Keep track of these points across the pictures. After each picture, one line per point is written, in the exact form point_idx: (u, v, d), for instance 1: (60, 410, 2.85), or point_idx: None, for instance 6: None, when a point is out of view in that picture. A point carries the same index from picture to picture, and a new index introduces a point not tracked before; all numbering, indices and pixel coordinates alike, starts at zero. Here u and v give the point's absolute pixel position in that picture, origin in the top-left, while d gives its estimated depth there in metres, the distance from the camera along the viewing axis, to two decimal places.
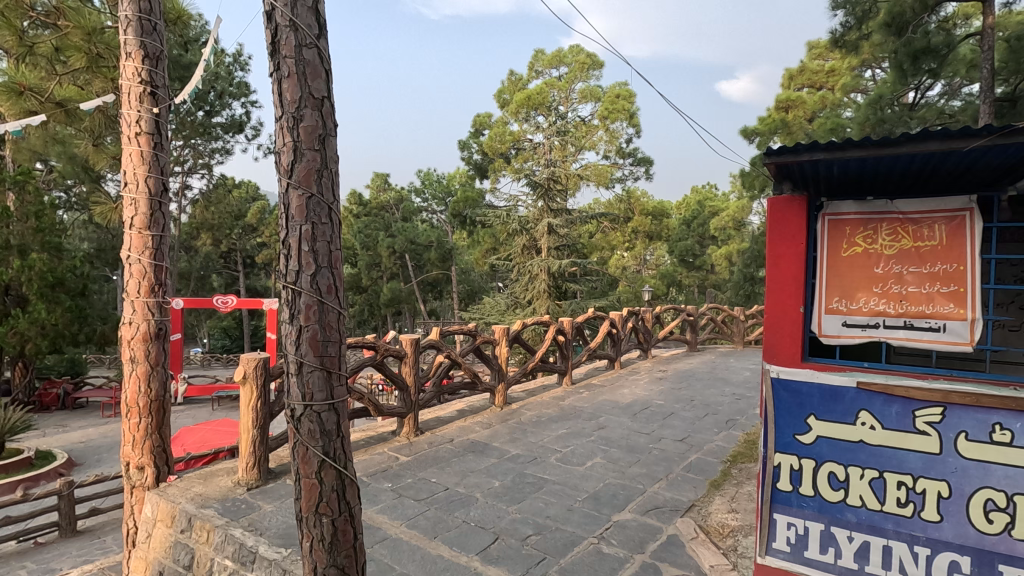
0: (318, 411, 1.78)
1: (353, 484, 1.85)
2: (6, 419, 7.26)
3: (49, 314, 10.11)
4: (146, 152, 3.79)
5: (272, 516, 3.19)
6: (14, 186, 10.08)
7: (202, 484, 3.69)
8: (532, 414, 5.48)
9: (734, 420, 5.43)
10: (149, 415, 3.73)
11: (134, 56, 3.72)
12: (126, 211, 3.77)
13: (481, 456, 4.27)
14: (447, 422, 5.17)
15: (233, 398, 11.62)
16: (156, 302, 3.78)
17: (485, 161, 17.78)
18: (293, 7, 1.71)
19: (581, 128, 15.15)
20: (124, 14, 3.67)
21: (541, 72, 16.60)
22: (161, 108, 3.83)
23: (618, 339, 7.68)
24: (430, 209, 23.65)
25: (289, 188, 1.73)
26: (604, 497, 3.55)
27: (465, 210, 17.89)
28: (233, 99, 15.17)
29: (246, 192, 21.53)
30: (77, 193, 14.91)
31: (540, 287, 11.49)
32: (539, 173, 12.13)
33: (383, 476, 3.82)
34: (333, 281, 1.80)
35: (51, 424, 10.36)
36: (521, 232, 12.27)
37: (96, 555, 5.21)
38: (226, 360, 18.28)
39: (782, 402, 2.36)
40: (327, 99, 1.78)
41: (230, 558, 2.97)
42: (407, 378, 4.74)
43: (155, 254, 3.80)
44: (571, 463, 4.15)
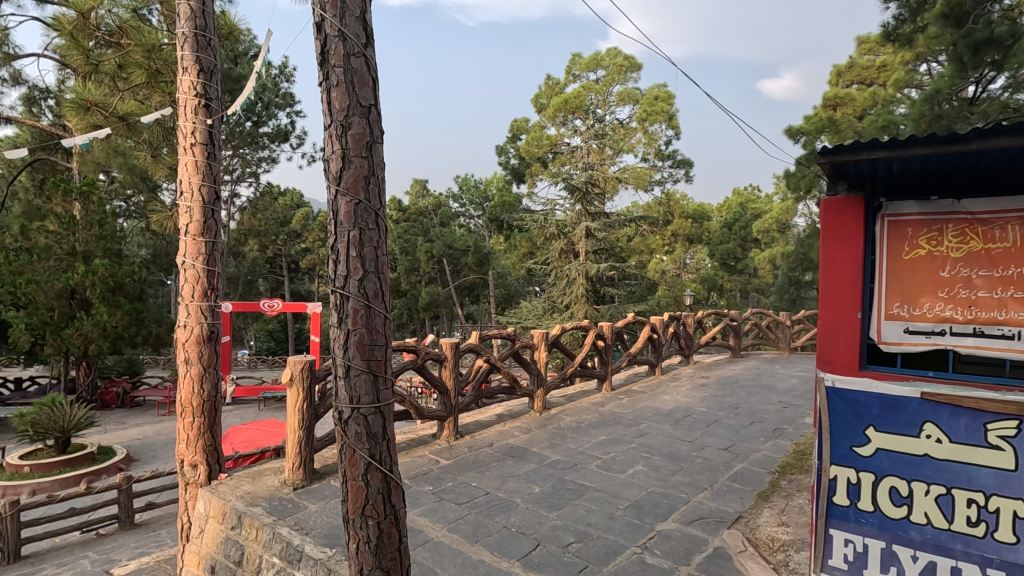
0: (365, 414, 1.80)
1: (399, 487, 1.86)
2: (71, 416, 7.73)
3: (110, 316, 10.69)
4: (200, 161, 3.95)
5: (317, 516, 3.26)
6: (79, 196, 10.65)
7: (251, 483, 3.80)
8: (571, 419, 5.44)
9: (782, 429, 5.23)
10: (202, 415, 3.88)
11: (190, 71, 3.90)
12: (182, 219, 3.94)
13: (521, 461, 4.25)
14: (486, 426, 5.18)
15: (278, 399, 11.98)
16: (208, 306, 3.94)
17: (522, 165, 17.86)
18: (342, 18, 1.75)
19: (619, 131, 15.00)
20: (181, 31, 3.85)
21: (579, 76, 16.61)
22: (213, 119, 3.99)
23: (658, 344, 7.53)
24: (467, 214, 23.90)
25: (338, 194, 1.77)
26: (646, 505, 3.48)
27: (502, 215, 17.94)
28: (279, 109, 15.75)
29: (291, 200, 22.24)
30: (136, 202, 15.74)
31: (578, 292, 11.40)
32: (576, 177, 12.09)
33: (424, 480, 3.85)
34: (380, 286, 1.83)
35: (112, 421, 10.93)
36: (559, 235, 12.23)
37: (151, 549, 5.44)
38: (271, 362, 18.87)
39: (837, 412, 2.26)
40: (374, 106, 1.80)
41: (278, 556, 3.03)
42: (447, 382, 4.76)
43: (208, 260, 3.95)
44: (611, 470, 4.08)
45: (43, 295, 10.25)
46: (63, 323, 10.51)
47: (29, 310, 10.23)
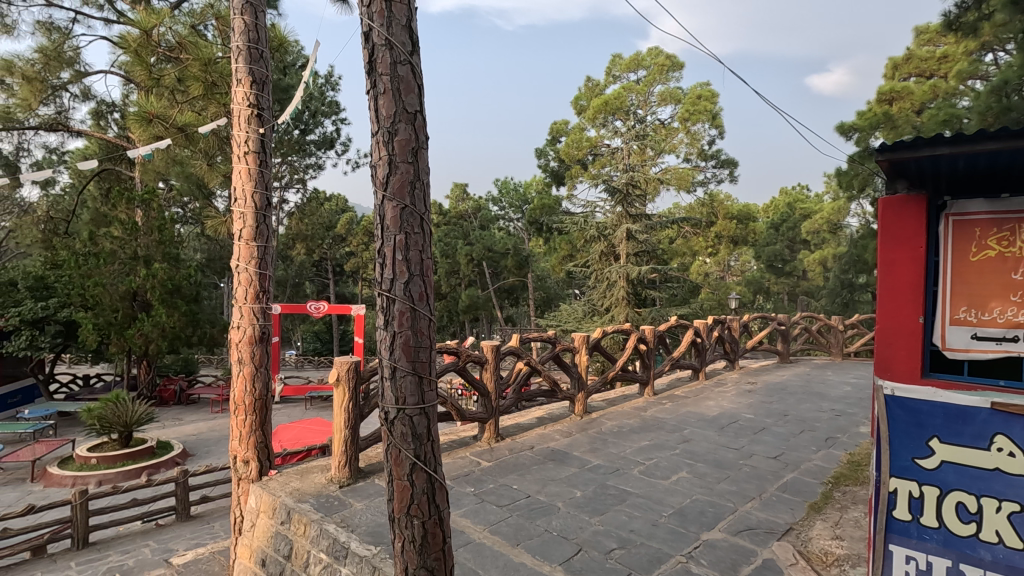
0: (411, 415, 1.83)
1: (443, 488, 1.88)
2: (133, 411, 8.17)
3: (168, 317, 11.28)
4: (252, 169, 4.11)
5: (362, 514, 3.33)
6: (141, 203, 11.27)
7: (299, 480, 3.91)
8: (613, 424, 5.37)
9: (834, 438, 5.02)
10: (254, 413, 4.03)
11: (244, 82, 4.07)
12: (236, 224, 4.11)
13: (562, 465, 4.23)
14: (527, 429, 5.18)
15: (323, 399, 12.32)
16: (260, 307, 4.09)
17: (562, 168, 17.81)
18: (389, 27, 1.79)
19: (661, 131, 14.78)
20: (236, 45, 4.03)
21: (619, 77, 16.47)
22: (265, 128, 4.15)
23: (703, 349, 7.35)
24: (507, 217, 24.04)
25: (385, 199, 1.81)
26: (691, 513, 3.40)
27: (541, 217, 17.89)
28: (325, 117, 16.24)
29: (336, 204, 22.87)
30: (192, 208, 16.50)
31: (618, 294, 11.28)
32: (617, 178, 11.97)
33: (466, 481, 3.88)
34: (424, 289, 1.86)
35: (170, 417, 11.49)
36: (600, 238, 12.14)
37: (206, 540, 5.69)
38: (316, 362, 19.43)
39: (897, 422, 2.15)
40: (419, 113, 1.84)
41: (325, 552, 3.11)
42: (488, 384, 4.79)
43: (260, 263, 4.11)
44: (654, 476, 4.01)
45: (109, 296, 10.88)
46: (126, 323, 11.12)
47: (96, 311, 10.88)
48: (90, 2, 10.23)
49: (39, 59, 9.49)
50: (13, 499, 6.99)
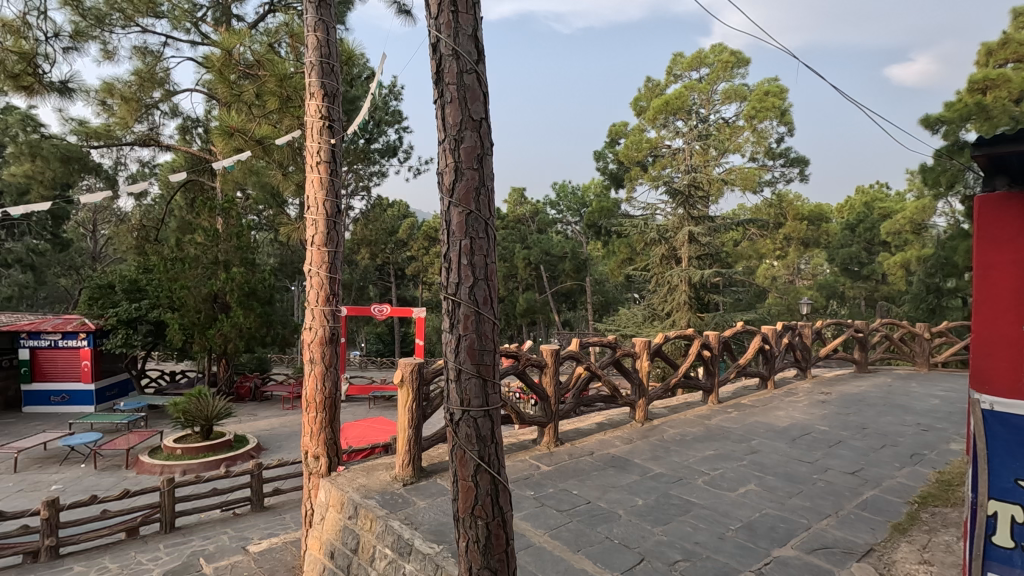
0: (475, 417, 1.86)
1: (506, 490, 1.90)
2: (213, 407, 8.75)
3: (245, 318, 12.00)
4: (324, 178, 4.32)
5: (425, 512, 3.41)
6: (222, 212, 12.09)
7: (366, 477, 4.05)
8: (675, 432, 5.23)
9: (921, 455, 4.66)
10: (324, 410, 4.24)
11: (316, 95, 4.28)
12: (309, 231, 4.33)
13: (623, 472, 4.16)
14: (587, 434, 5.13)
15: (386, 399, 12.71)
16: (331, 310, 4.28)
17: (621, 170, 17.61)
18: (456, 37, 1.83)
19: (724, 130, 14.27)
20: (310, 61, 4.24)
21: (680, 76, 16.10)
22: (335, 138, 4.34)
23: (771, 356, 7.02)
24: (564, 220, 24.03)
25: (451, 205, 1.86)
26: (760, 528, 3.26)
27: (600, 220, 17.73)
28: (388, 126, 16.81)
29: (398, 210, 23.61)
30: (267, 216, 17.52)
31: (680, 299, 10.99)
32: (678, 180, 11.71)
33: (526, 484, 3.90)
34: (489, 293, 1.88)
35: (246, 413, 12.20)
36: (660, 241, 11.90)
37: (278, 530, 6.00)
38: (379, 363, 20.06)
39: (997, 439, 2.02)
40: (484, 120, 1.87)
41: (390, 548, 3.20)
42: (548, 388, 4.78)
43: (330, 267, 4.30)
44: (720, 488, 3.87)
45: (193, 298, 11.68)
46: (207, 324, 11.89)
47: (181, 312, 11.70)
48: (178, 27, 11.10)
49: (135, 80, 10.39)
50: (110, 484, 7.64)
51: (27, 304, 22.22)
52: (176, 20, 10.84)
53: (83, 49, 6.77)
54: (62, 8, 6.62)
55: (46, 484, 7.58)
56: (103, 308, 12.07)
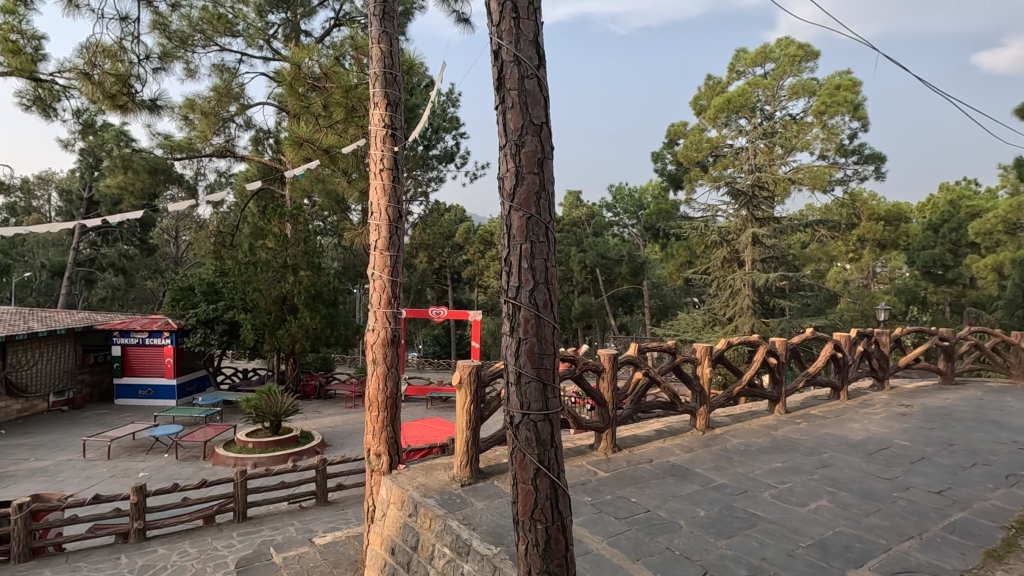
0: (535, 420, 1.87)
1: (566, 495, 1.89)
2: (281, 404, 9.19)
3: (311, 319, 12.56)
4: (387, 184, 4.46)
5: (483, 513, 3.44)
6: (291, 218, 12.73)
7: (425, 476, 4.14)
8: (739, 442, 5.03)
9: (1019, 476, 4.26)
10: (386, 409, 4.37)
11: (380, 105, 4.44)
12: (372, 236, 4.48)
13: (683, 482, 4.04)
14: (645, 441, 5.03)
15: (442, 400, 12.93)
16: (392, 313, 4.41)
17: (680, 171, 17.25)
18: (517, 43, 1.85)
19: (791, 127, 13.60)
20: (374, 72, 4.40)
21: (743, 72, 15.56)
22: (398, 146, 4.47)
23: (844, 365, 6.61)
24: (621, 223, 23.87)
25: (511, 210, 1.87)
26: (833, 547, 3.08)
27: (657, 223, 17.40)
28: (446, 132, 17.16)
29: (455, 215, 24.05)
30: (332, 221, 18.30)
31: (743, 303, 10.57)
32: (741, 180, 11.31)
33: (583, 490, 3.86)
34: (549, 297, 1.89)
35: (311, 410, 12.74)
36: (722, 243, 11.54)
37: (341, 524, 6.22)
38: (437, 364, 20.44)
39: None
40: (545, 124, 1.88)
41: (448, 547, 3.25)
42: (605, 394, 4.71)
43: (392, 271, 4.44)
44: (788, 502, 3.69)
45: (264, 300, 12.35)
46: (277, 324, 12.49)
47: (254, 313, 12.36)
48: (253, 44, 11.79)
49: (214, 96, 11.12)
50: (190, 473, 8.18)
51: (120, 304, 24.21)
52: (251, 37, 11.52)
53: (170, 69, 7.32)
54: (152, 32, 7.18)
55: (134, 471, 8.20)
56: (184, 308, 12.96)
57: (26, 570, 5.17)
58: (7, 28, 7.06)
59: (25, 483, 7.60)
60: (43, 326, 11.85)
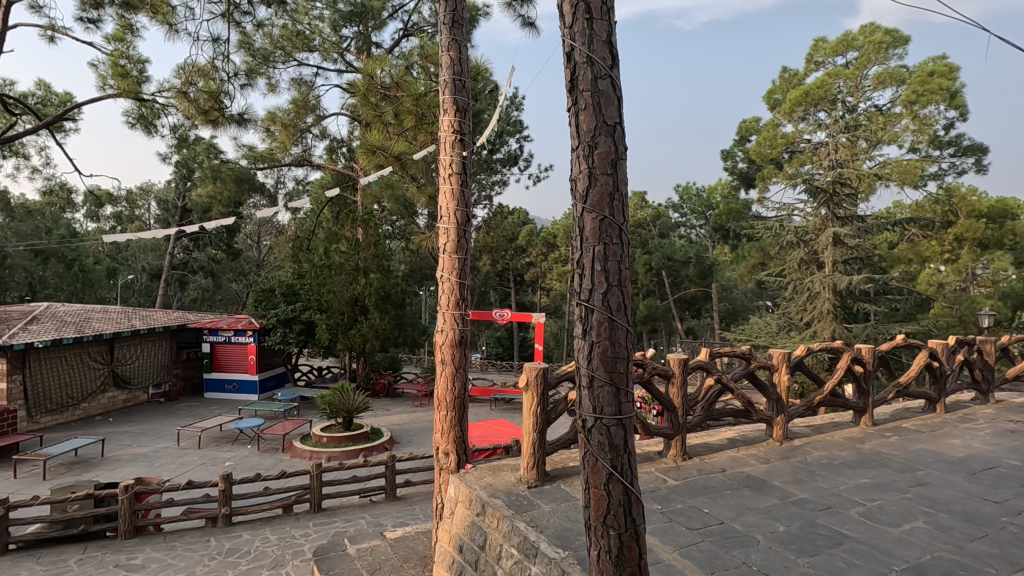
0: (607, 425, 1.84)
1: (639, 502, 1.85)
2: (353, 401, 9.58)
3: (380, 320, 13.02)
4: (455, 189, 4.55)
5: (550, 516, 3.43)
6: (362, 223, 13.27)
7: (492, 476, 4.18)
8: (820, 454, 4.74)
9: None
10: (453, 409, 4.45)
11: (449, 111, 4.54)
12: (441, 239, 4.58)
13: (760, 494, 3.85)
14: (717, 450, 4.84)
15: (506, 402, 13.02)
16: (460, 314, 4.49)
17: (751, 169, 16.61)
18: (590, 44, 1.84)
19: (877, 119, 12.72)
20: (443, 79, 4.51)
21: (822, 62, 14.73)
22: (466, 151, 4.56)
23: (942, 375, 6.07)
24: (688, 224, 23.46)
25: (584, 211, 1.86)
26: (932, 572, 2.84)
27: (728, 223, 16.78)
28: (510, 136, 17.32)
29: (518, 218, 24.25)
30: (401, 225, 18.92)
31: (823, 307, 9.97)
32: (820, 177, 10.68)
33: (653, 498, 3.77)
34: (623, 299, 1.85)
35: (381, 408, 13.19)
36: (799, 244, 10.95)
37: (409, 520, 6.40)
38: (500, 366, 20.62)
39: None
40: (619, 124, 1.85)
41: (516, 548, 3.26)
42: (675, 399, 4.56)
43: (460, 274, 4.52)
44: (878, 521, 3.43)
45: (337, 301, 12.94)
46: (349, 325, 13.04)
47: (328, 313, 12.98)
48: (328, 58, 12.39)
49: (293, 108, 11.80)
50: (271, 465, 8.68)
51: (209, 305, 26.12)
52: (327, 51, 12.14)
53: (255, 84, 7.84)
54: (239, 51, 7.71)
55: (221, 460, 8.81)
56: (266, 308, 13.82)
57: (130, 546, 5.67)
58: (117, 54, 7.82)
59: (129, 467, 8.34)
60: (144, 324, 12.98)
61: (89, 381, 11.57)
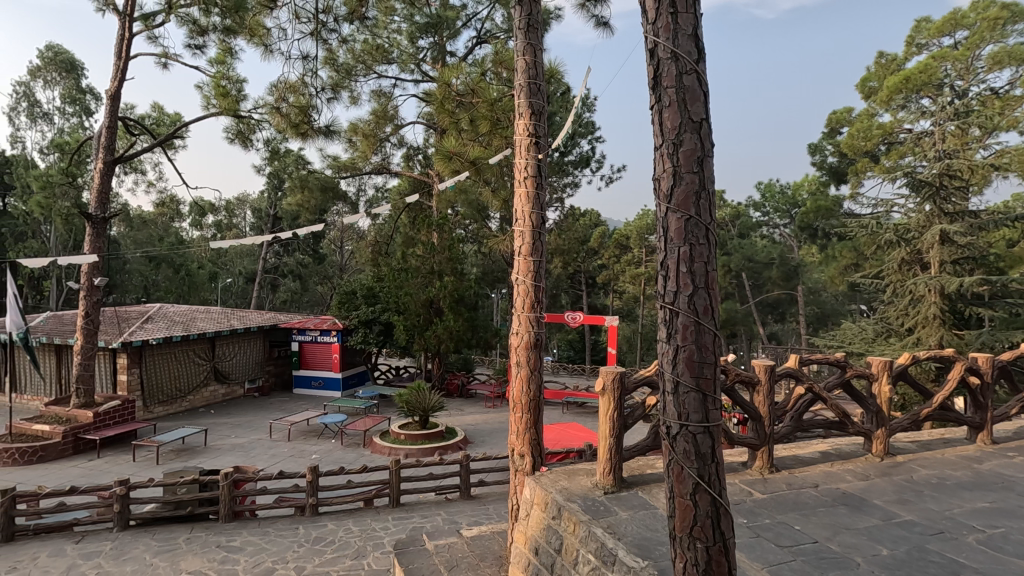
0: (694, 433, 1.77)
1: (728, 514, 1.76)
2: (429, 400, 9.85)
3: (454, 322, 13.33)
4: (530, 192, 4.56)
5: (628, 523, 3.36)
6: (437, 227, 13.61)
7: (567, 480, 4.14)
8: (929, 474, 4.31)
9: None
10: (528, 411, 4.47)
11: (524, 115, 4.56)
12: (516, 241, 4.62)
13: (859, 513, 3.56)
14: (809, 463, 4.54)
15: (578, 406, 12.90)
16: (535, 316, 4.50)
17: (843, 163, 15.57)
18: (675, 38, 1.78)
19: (992, 104, 11.52)
20: (519, 84, 4.53)
21: (926, 44, 13.50)
22: (541, 154, 4.56)
23: None
24: (771, 223, 22.38)
25: (668, 211, 1.80)
26: None
27: (816, 221, 15.78)
28: (582, 138, 17.19)
29: (589, 219, 24.03)
30: (474, 229, 19.30)
31: (928, 312, 9.10)
32: (923, 169, 9.77)
33: (738, 511, 3.59)
34: (710, 302, 1.78)
35: (455, 408, 13.47)
36: (899, 243, 10.06)
37: (483, 519, 6.49)
38: (571, 369, 20.47)
39: None
40: (705, 120, 1.78)
41: (593, 554, 3.21)
42: (761, 408, 4.32)
43: (535, 276, 4.53)
44: (1002, 552, 3.07)
45: (414, 303, 13.36)
46: (425, 326, 13.44)
47: (406, 314, 13.44)
48: (406, 69, 12.87)
49: (373, 119, 12.35)
50: (353, 459, 9.10)
51: (297, 306, 27.84)
52: (404, 62, 12.63)
53: (339, 97, 8.27)
54: (326, 67, 8.17)
55: (308, 453, 9.34)
56: (348, 310, 14.53)
57: (230, 529, 6.14)
58: (219, 76, 8.54)
59: (228, 456, 9.04)
60: (241, 324, 14.02)
61: (194, 375, 12.65)
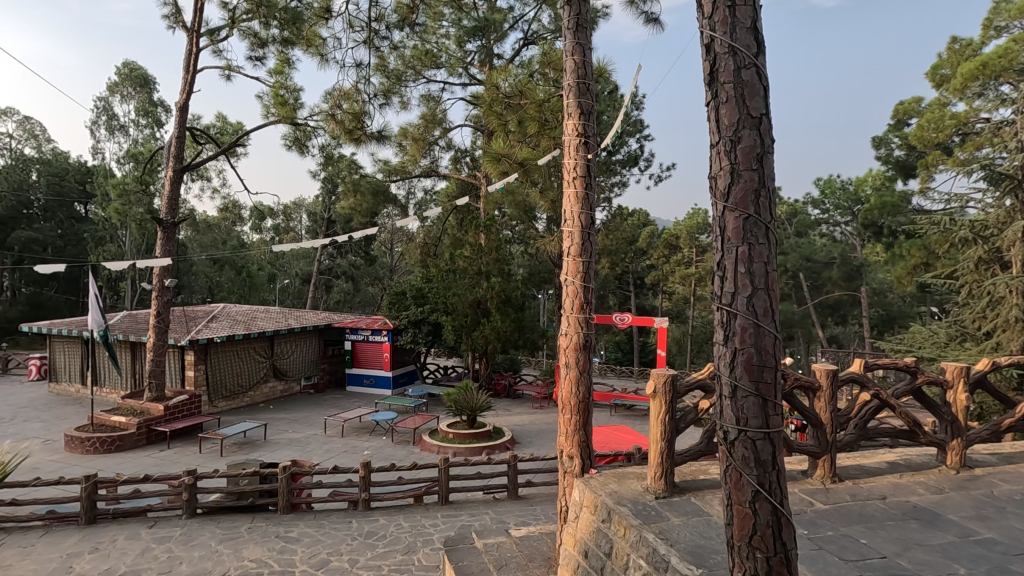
0: (753, 438, 1.71)
1: (790, 525, 1.69)
2: (476, 400, 9.94)
3: (501, 323, 13.40)
4: (579, 192, 4.54)
5: (680, 529, 3.29)
6: (484, 228, 13.70)
7: (617, 483, 4.09)
8: (1012, 489, 3.99)
9: None
10: (577, 413, 4.44)
11: (573, 115, 4.54)
12: (565, 242, 4.60)
13: (932, 529, 3.35)
14: (875, 474, 4.30)
15: (627, 409, 12.71)
16: (584, 318, 4.48)
17: (912, 157, 14.70)
18: (733, 32, 1.73)
19: None
20: (568, 83, 4.51)
21: (1006, 27, 12.55)
22: (590, 153, 4.52)
23: None
24: (831, 221, 21.39)
25: (725, 210, 1.75)
26: None
27: (882, 218, 14.93)
28: (630, 136, 16.94)
29: (638, 219, 23.65)
30: (521, 230, 19.38)
31: (1009, 315, 8.42)
32: (1003, 162, 9.10)
33: (799, 521, 3.45)
34: (769, 303, 1.72)
35: (502, 408, 13.54)
36: (975, 240, 9.40)
37: (531, 520, 6.49)
38: (619, 371, 20.18)
39: None
40: (765, 116, 1.72)
41: (644, 559, 3.15)
42: (822, 414, 4.14)
43: (584, 277, 4.49)
44: None
45: (462, 303, 13.52)
46: (472, 326, 13.57)
47: (454, 315, 13.62)
48: (454, 73, 13.06)
49: (422, 123, 12.59)
50: (403, 456, 9.30)
51: (349, 306, 28.71)
52: (452, 66, 12.82)
53: (390, 103, 8.46)
54: (378, 74, 8.40)
55: (361, 449, 9.61)
56: (398, 310, 14.85)
57: (288, 520, 6.40)
58: (278, 86, 8.90)
59: (286, 451, 9.42)
60: (297, 323, 14.58)
61: (254, 372, 13.25)
